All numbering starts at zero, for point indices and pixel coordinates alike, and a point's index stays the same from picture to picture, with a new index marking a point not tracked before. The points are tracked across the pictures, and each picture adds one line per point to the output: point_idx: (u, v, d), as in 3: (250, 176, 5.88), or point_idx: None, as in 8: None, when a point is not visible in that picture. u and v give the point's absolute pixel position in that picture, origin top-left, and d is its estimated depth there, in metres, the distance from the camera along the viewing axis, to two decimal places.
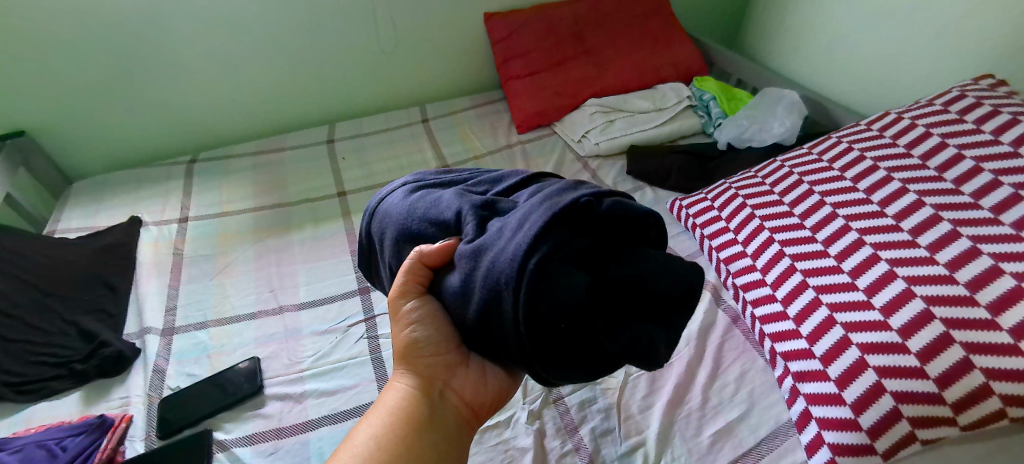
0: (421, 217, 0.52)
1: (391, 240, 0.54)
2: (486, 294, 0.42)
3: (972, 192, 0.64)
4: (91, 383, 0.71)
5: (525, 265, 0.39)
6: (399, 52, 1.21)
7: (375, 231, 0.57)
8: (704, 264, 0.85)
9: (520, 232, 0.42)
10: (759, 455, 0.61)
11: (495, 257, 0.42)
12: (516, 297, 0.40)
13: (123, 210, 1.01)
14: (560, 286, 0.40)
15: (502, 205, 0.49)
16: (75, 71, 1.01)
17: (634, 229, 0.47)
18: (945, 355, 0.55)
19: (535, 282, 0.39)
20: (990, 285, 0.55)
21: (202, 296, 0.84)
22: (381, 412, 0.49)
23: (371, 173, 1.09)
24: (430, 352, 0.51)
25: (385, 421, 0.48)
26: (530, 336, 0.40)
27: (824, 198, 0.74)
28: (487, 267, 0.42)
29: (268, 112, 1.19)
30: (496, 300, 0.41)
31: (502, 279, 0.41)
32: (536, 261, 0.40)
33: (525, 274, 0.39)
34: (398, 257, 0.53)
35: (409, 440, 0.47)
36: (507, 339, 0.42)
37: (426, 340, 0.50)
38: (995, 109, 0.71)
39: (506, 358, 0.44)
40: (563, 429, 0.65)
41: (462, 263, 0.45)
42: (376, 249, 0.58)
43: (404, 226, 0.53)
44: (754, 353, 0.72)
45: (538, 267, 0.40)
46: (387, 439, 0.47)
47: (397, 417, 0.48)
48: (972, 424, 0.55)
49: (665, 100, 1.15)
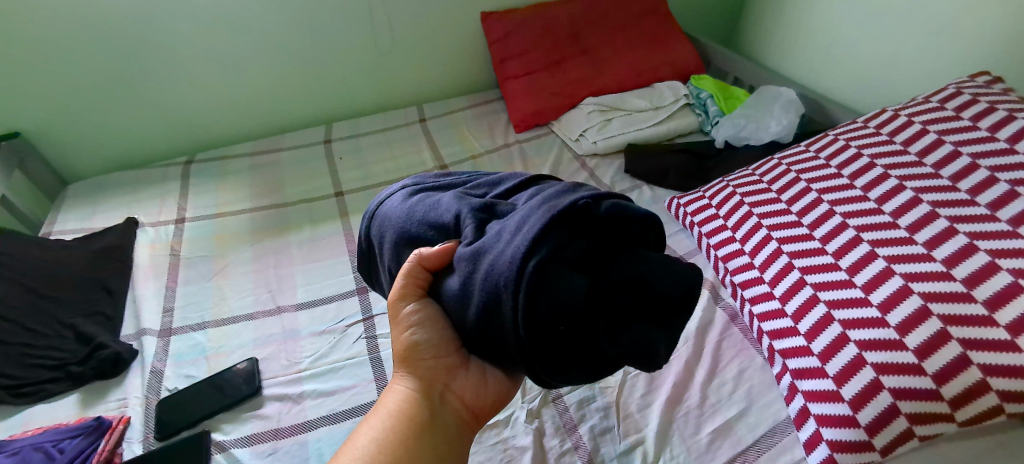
0: (420, 220, 0.52)
1: (390, 243, 0.54)
2: (486, 296, 0.42)
3: (968, 189, 0.64)
4: (88, 385, 0.71)
5: (524, 268, 0.39)
6: (397, 52, 1.21)
7: (374, 233, 0.56)
8: (702, 263, 0.85)
9: (519, 235, 0.42)
10: (757, 453, 0.61)
11: (494, 260, 0.42)
12: (516, 300, 0.39)
13: (119, 212, 1.00)
14: (560, 288, 0.40)
15: (501, 207, 0.49)
16: (72, 72, 1.01)
17: (633, 231, 0.47)
18: (942, 352, 0.55)
19: (534, 285, 0.39)
20: (987, 281, 0.56)
21: (199, 298, 0.84)
22: (381, 414, 0.49)
23: (368, 173, 1.09)
24: (430, 354, 0.50)
25: (385, 423, 0.48)
26: (529, 338, 0.40)
27: (821, 196, 0.75)
28: (487, 270, 0.42)
29: (265, 112, 1.19)
30: (496, 303, 0.41)
31: (501, 281, 0.41)
32: (535, 263, 0.40)
33: (525, 276, 0.39)
34: (398, 261, 0.53)
35: (409, 443, 0.47)
36: (507, 341, 0.42)
37: (426, 342, 0.50)
38: (991, 106, 0.72)
39: (506, 360, 0.44)
40: (562, 428, 0.65)
41: (461, 265, 0.45)
42: (376, 253, 0.58)
43: (403, 229, 0.53)
44: (752, 351, 0.72)
45: (537, 269, 0.39)
46: (387, 441, 0.47)
47: (397, 419, 0.48)
48: (969, 420, 0.55)
49: (662, 99, 1.15)
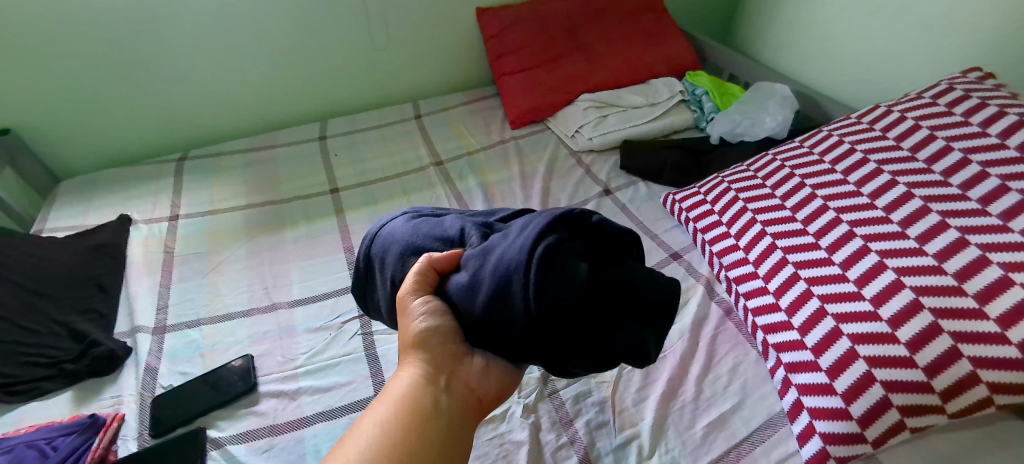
0: (426, 235, 0.53)
1: (394, 257, 0.54)
2: (495, 284, 0.42)
3: (960, 184, 0.64)
4: (82, 383, 0.71)
5: (533, 252, 0.41)
6: (392, 48, 1.21)
7: (376, 252, 0.56)
8: (697, 259, 0.86)
9: (526, 228, 0.43)
10: (751, 446, 0.61)
11: (502, 252, 0.43)
12: (526, 279, 0.40)
13: (112, 209, 1.00)
14: (565, 273, 0.41)
15: (500, 225, 0.52)
16: (64, 68, 1.00)
17: (623, 242, 0.48)
18: (933, 345, 0.55)
19: (542, 265, 0.40)
20: (978, 275, 0.56)
21: (194, 295, 0.83)
22: (388, 396, 0.46)
23: (364, 170, 1.09)
24: (437, 344, 0.49)
25: (392, 406, 0.45)
26: (540, 323, 0.40)
27: (815, 192, 0.75)
28: (497, 260, 0.43)
29: (260, 108, 1.19)
30: (505, 289, 0.42)
31: (512, 266, 0.41)
32: (544, 248, 0.41)
33: (535, 258, 0.40)
34: (401, 269, 0.52)
35: (418, 427, 0.44)
36: (516, 329, 0.42)
37: (434, 333, 0.48)
38: (983, 101, 0.72)
39: (511, 350, 0.44)
40: (558, 423, 0.65)
41: (470, 262, 0.46)
42: (375, 270, 0.56)
43: (408, 243, 0.54)
44: (747, 345, 0.72)
45: (546, 253, 0.41)
46: (394, 425, 0.44)
47: (404, 402, 0.46)
48: (960, 412, 0.56)
49: (658, 95, 1.16)
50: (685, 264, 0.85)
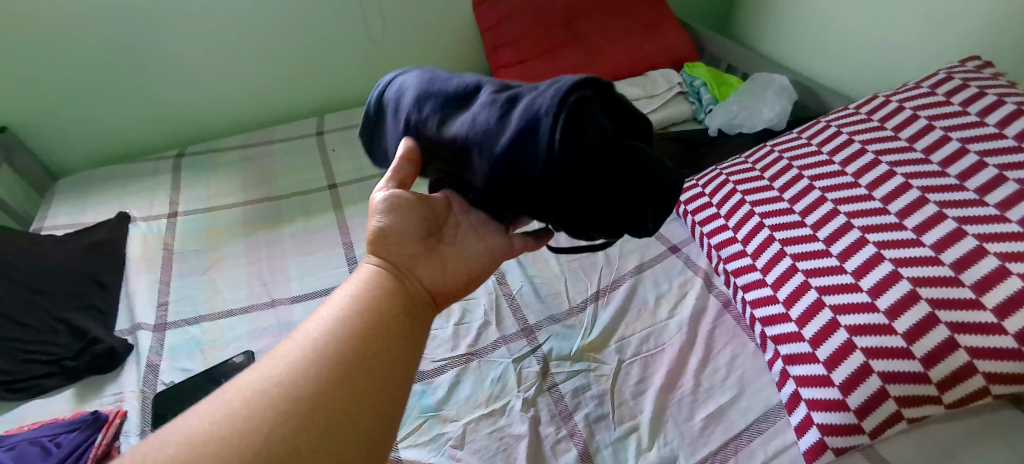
0: (439, 81, 0.50)
1: (406, 100, 0.50)
2: (520, 126, 0.40)
3: (958, 174, 0.64)
4: (84, 380, 0.71)
5: (565, 99, 0.39)
6: (387, 40, 1.20)
7: (389, 94, 0.53)
8: (695, 251, 0.86)
9: (556, 81, 0.42)
10: (749, 437, 0.62)
11: (531, 99, 0.41)
12: (555, 123, 0.39)
13: (110, 206, 1.00)
14: (592, 125, 0.40)
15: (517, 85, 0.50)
16: (59, 65, 0.99)
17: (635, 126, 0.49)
18: (930, 335, 0.56)
19: (572, 116, 0.39)
20: (975, 265, 0.56)
21: (193, 292, 0.84)
22: (347, 279, 0.41)
23: (362, 165, 1.09)
24: (400, 236, 0.44)
25: (353, 285, 0.40)
26: (564, 172, 0.39)
27: (812, 183, 0.75)
28: (525, 105, 0.41)
29: (256, 104, 1.18)
30: (530, 133, 0.40)
31: (540, 109, 0.40)
32: (575, 97, 0.40)
33: (566, 103, 0.39)
34: (415, 112, 0.49)
35: (384, 302, 0.39)
36: (534, 183, 0.41)
37: (396, 227, 0.44)
38: (981, 90, 0.72)
39: (525, 202, 0.43)
40: (557, 416, 0.65)
41: (486, 106, 0.44)
42: (388, 116, 0.54)
43: (422, 88, 0.50)
44: (745, 337, 0.72)
45: (576, 102, 0.40)
46: (361, 301, 0.38)
47: (367, 281, 0.40)
48: (956, 401, 0.56)
49: (655, 88, 1.14)
50: (684, 256, 0.85)
